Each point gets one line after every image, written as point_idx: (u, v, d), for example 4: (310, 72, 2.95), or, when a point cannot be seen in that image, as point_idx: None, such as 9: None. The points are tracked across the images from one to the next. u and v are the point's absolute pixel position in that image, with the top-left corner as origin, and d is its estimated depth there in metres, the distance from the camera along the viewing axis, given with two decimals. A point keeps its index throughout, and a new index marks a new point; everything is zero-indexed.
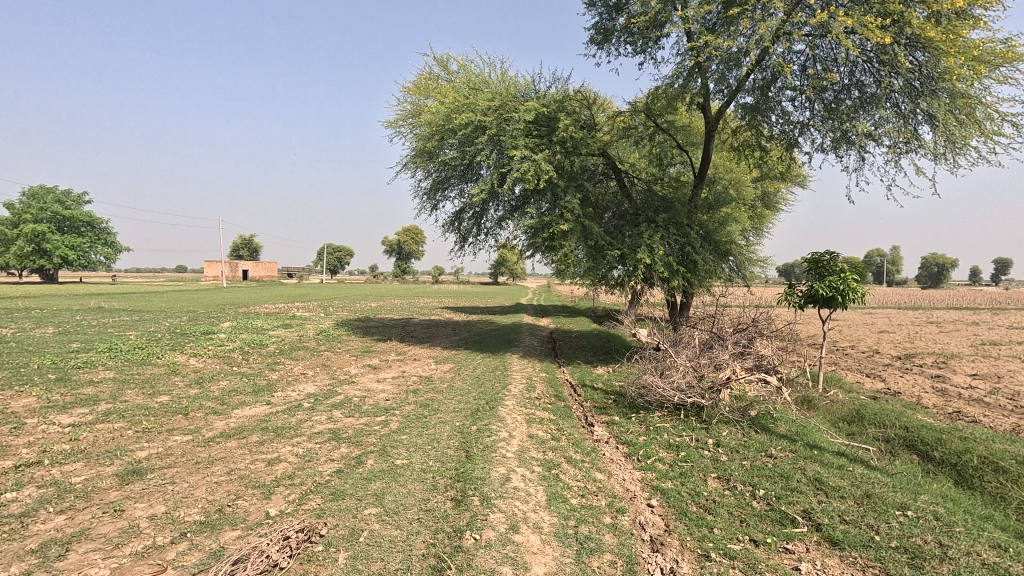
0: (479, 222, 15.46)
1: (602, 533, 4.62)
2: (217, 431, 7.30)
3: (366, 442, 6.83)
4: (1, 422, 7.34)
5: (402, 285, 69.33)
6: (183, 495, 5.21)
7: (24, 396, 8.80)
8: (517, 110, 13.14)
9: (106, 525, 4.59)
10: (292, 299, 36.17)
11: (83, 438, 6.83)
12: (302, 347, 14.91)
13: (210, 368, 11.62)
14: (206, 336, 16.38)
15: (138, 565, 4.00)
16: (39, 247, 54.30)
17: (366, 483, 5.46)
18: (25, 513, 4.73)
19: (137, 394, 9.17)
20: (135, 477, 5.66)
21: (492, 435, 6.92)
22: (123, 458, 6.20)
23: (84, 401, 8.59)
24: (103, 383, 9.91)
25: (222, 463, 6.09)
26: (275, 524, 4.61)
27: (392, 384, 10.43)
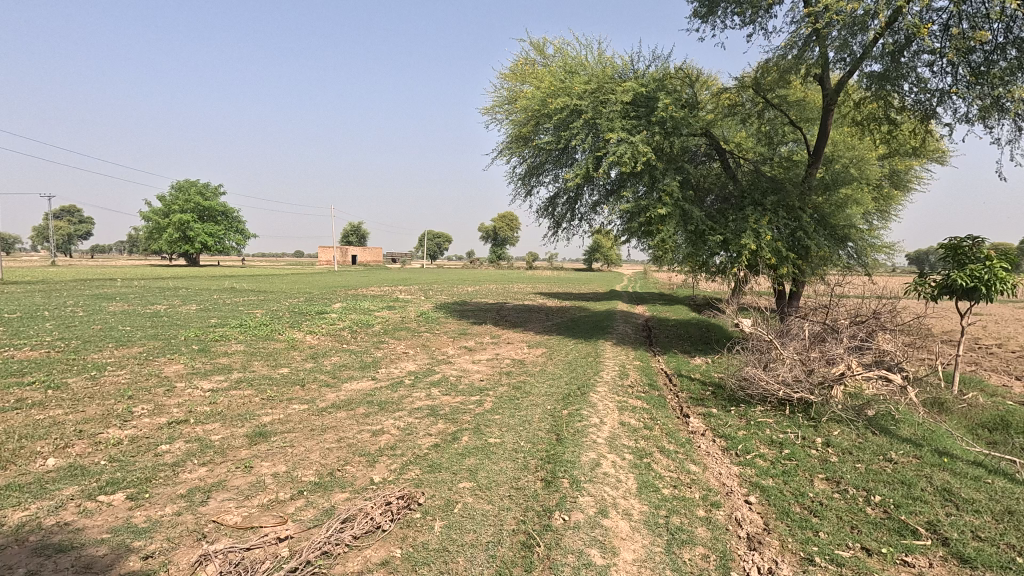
0: (574, 207, 15.38)
1: (694, 525, 4.50)
2: (329, 402, 7.99)
3: (461, 420, 7.13)
4: (158, 385, 8.54)
5: (497, 271, 70.92)
6: (300, 458, 5.76)
7: (174, 363, 10.16)
8: (614, 91, 12.79)
9: (238, 479, 5.22)
10: (395, 282, 38.31)
11: (219, 402, 7.75)
12: (404, 328, 15.83)
13: (323, 344, 12.71)
14: (320, 315, 17.82)
15: (265, 515, 4.52)
16: (184, 234, 62.06)
17: (461, 458, 5.72)
18: (176, 463, 5.51)
19: (263, 365, 10.27)
20: (261, 439, 6.34)
21: (583, 420, 6.93)
22: (251, 421, 6.98)
23: (220, 370, 9.76)
24: (236, 355, 11.17)
25: (333, 432, 6.64)
26: (379, 490, 4.97)
27: (486, 365, 10.75)
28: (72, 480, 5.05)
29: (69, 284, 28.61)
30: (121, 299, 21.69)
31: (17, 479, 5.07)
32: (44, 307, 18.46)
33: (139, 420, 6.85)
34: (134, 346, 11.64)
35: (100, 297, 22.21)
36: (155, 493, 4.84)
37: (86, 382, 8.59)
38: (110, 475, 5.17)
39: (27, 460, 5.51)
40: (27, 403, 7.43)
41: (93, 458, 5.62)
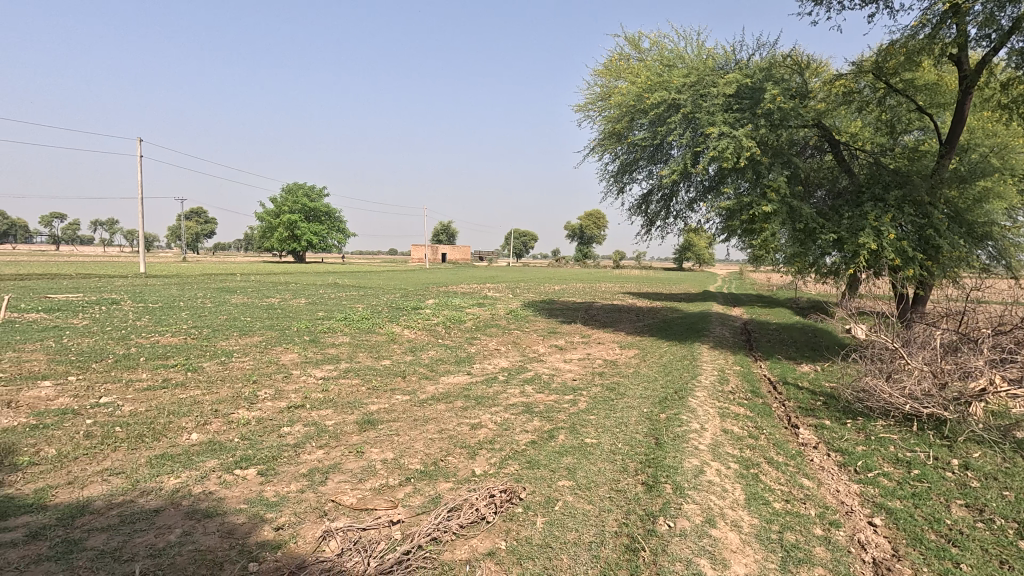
0: (668, 205, 14.93)
1: (811, 544, 4.22)
2: (429, 394, 8.35)
3: (557, 418, 7.17)
4: (277, 372, 9.35)
5: (583, 269, 70.45)
6: (406, 446, 6.07)
7: (290, 352, 11.07)
8: (715, 83, 12.26)
9: (351, 462, 5.59)
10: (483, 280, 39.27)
11: (330, 390, 8.34)
12: (495, 325, 16.16)
13: (420, 338, 13.29)
14: (416, 311, 18.62)
15: (377, 499, 4.81)
16: (293, 233, 67.34)
17: (558, 457, 5.75)
18: (297, 444, 6.01)
19: (367, 357, 10.92)
20: (369, 426, 6.74)
21: (682, 425, 6.73)
22: (360, 409, 7.45)
23: (329, 360, 10.50)
24: (342, 346, 11.96)
25: (434, 423, 6.92)
26: (481, 482, 5.12)
27: (578, 365, 10.71)
28: (213, 453, 5.67)
29: (198, 278, 32.13)
30: (242, 292, 23.96)
31: (169, 450, 5.77)
32: (180, 298, 20.82)
33: (263, 403, 7.54)
34: (255, 336, 12.81)
35: (225, 290, 24.69)
36: (281, 470, 5.30)
37: (218, 367, 9.59)
38: (243, 451, 5.74)
39: (176, 434, 6.25)
40: (173, 383, 8.43)
41: (228, 435, 6.26)
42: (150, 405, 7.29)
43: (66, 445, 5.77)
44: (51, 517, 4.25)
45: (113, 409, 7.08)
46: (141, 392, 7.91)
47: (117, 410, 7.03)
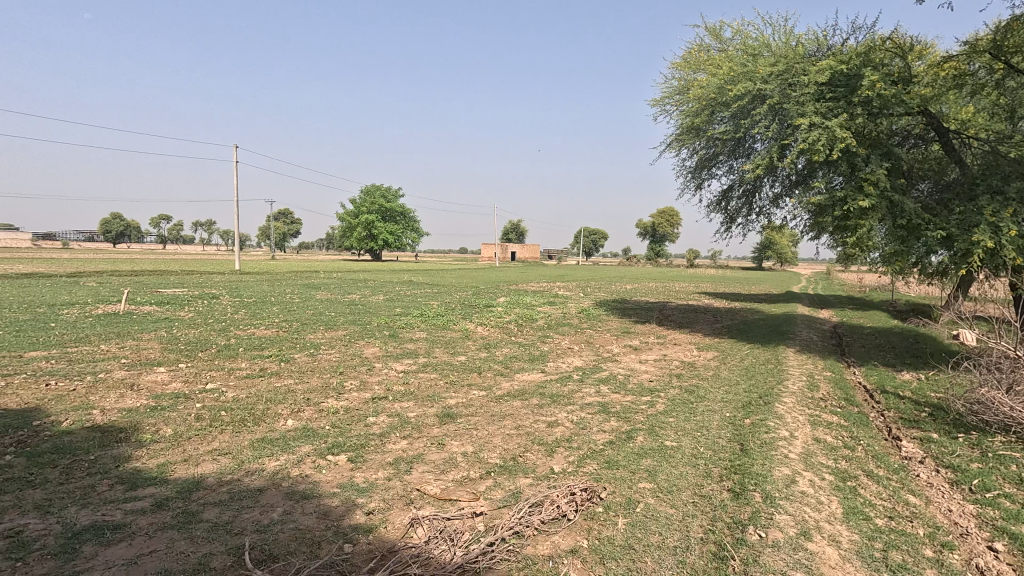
0: (751, 201, 14.26)
1: (921, 565, 3.90)
2: (504, 390, 8.47)
3: (634, 419, 7.05)
4: (361, 364, 9.82)
5: (655, 268, 68.74)
6: (485, 441, 6.19)
7: (371, 346, 11.59)
8: (806, 71, 11.57)
9: (434, 454, 5.78)
10: (553, 279, 39.30)
11: (411, 384, 8.65)
12: (567, 323, 16.11)
13: (494, 336, 13.50)
14: (488, 309, 18.90)
15: (460, 490, 4.94)
16: (370, 232, 70.36)
17: (638, 458, 5.66)
18: (383, 434, 6.28)
19: (443, 353, 11.23)
20: (449, 420, 6.94)
21: (770, 432, 6.42)
22: (439, 403, 7.67)
23: (409, 354, 10.89)
24: (420, 342, 12.36)
25: (511, 419, 7.01)
26: (561, 479, 5.14)
27: (654, 366, 10.48)
28: (307, 439, 6.04)
29: (286, 275, 34.30)
30: (325, 289, 25.34)
31: (269, 434, 6.22)
32: (271, 293, 22.35)
33: (350, 393, 7.95)
34: (339, 330, 13.51)
35: (310, 287, 26.19)
36: (369, 458, 5.58)
37: (308, 358, 10.21)
38: (334, 438, 6.08)
39: (274, 419, 6.73)
40: (268, 372, 9.06)
41: (320, 423, 6.66)
42: (250, 392, 7.87)
43: (181, 425, 6.36)
44: (172, 489, 4.70)
45: (218, 394, 7.72)
46: (242, 380, 8.58)
47: (222, 396, 7.67)
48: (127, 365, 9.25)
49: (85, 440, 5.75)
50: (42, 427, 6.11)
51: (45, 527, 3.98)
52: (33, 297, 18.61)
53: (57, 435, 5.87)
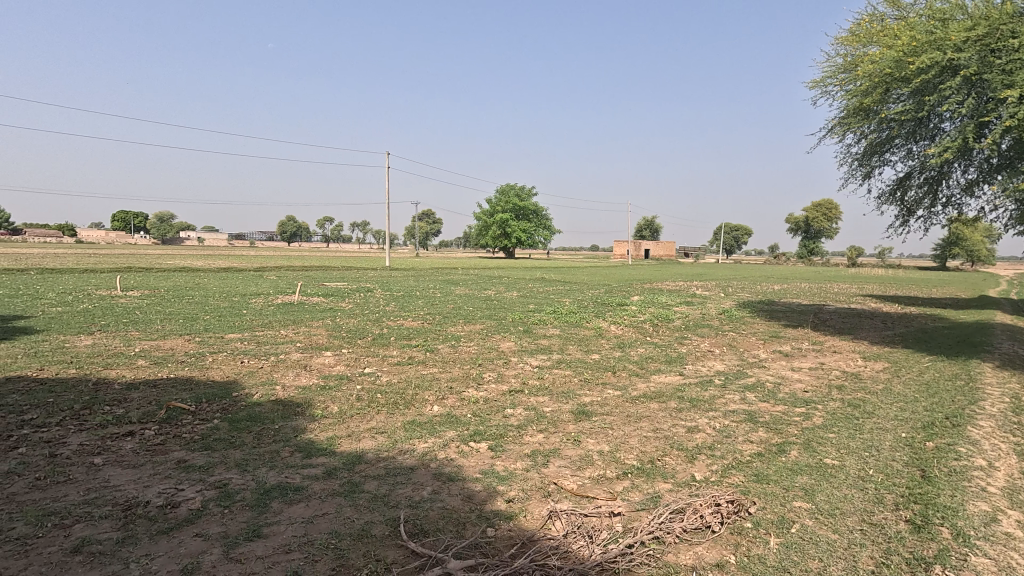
0: (936, 189, 12.30)
1: None
2: (640, 391, 8.27)
3: (787, 432, 6.47)
4: (498, 357, 10.21)
5: (808, 267, 62.32)
6: (621, 441, 6.10)
7: (507, 341, 12.00)
8: (1016, 33, 9.67)
9: (570, 450, 5.82)
10: (690, 278, 37.47)
11: (545, 379, 8.82)
12: (706, 325, 15.27)
13: (628, 335, 13.23)
14: (622, 308, 18.56)
15: (597, 488, 4.92)
16: (504, 231, 72.87)
17: (792, 474, 5.19)
18: (520, 426, 6.48)
19: (577, 350, 11.26)
20: (584, 417, 6.95)
21: (960, 459, 5.49)
22: (574, 400, 7.71)
23: (543, 350, 11.09)
24: (553, 338, 12.53)
25: (648, 421, 6.82)
26: (703, 488, 4.89)
27: (809, 375, 9.51)
28: (451, 425, 6.44)
29: (427, 271, 36.81)
30: (463, 284, 26.74)
31: (418, 417, 6.73)
32: (416, 288, 24.08)
33: (489, 385, 8.32)
34: (477, 324, 14.18)
35: (450, 282, 27.84)
36: (508, 448, 5.79)
37: (450, 349, 10.86)
38: (475, 427, 6.41)
39: (421, 404, 7.27)
40: (416, 361, 9.81)
41: (462, 411, 7.05)
42: (401, 378, 8.58)
43: (344, 404, 7.14)
44: (339, 460, 5.29)
45: (374, 378, 8.54)
46: (394, 366, 9.39)
47: (377, 380, 8.46)
48: (301, 348, 10.60)
49: (271, 411, 6.70)
50: (239, 398, 7.24)
51: (244, 483, 4.71)
52: (230, 288, 22.11)
53: (251, 405, 6.92)
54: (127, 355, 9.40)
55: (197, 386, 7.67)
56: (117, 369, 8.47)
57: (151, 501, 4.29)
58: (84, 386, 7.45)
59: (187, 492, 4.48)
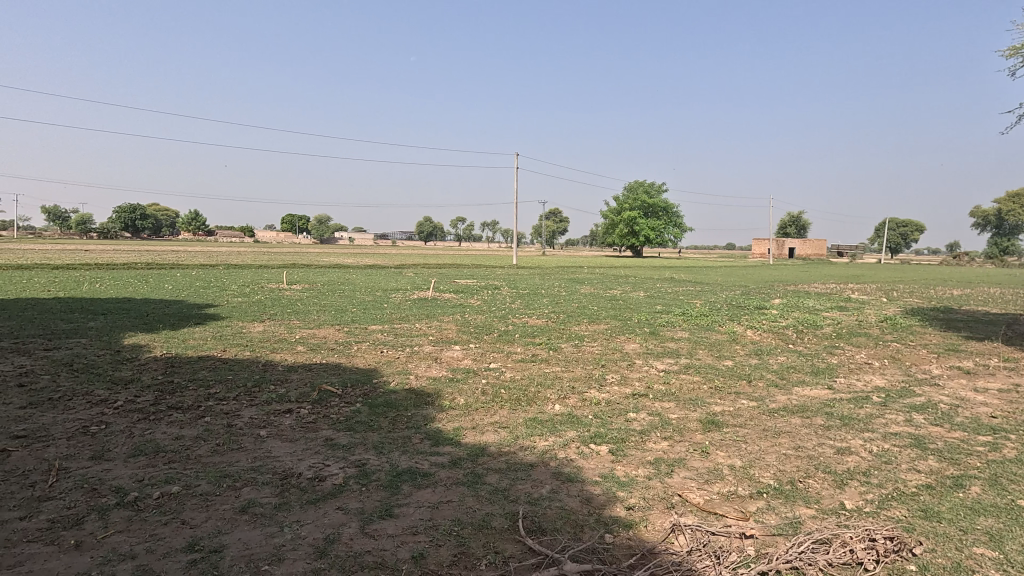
0: None
1: None
2: (780, 404, 7.55)
3: (966, 463, 5.49)
4: (622, 359, 9.97)
5: (999, 269, 52.60)
6: (756, 457, 5.62)
7: (632, 342, 11.67)
8: None
9: (697, 461, 5.49)
10: (843, 280, 33.52)
11: (672, 384, 8.42)
12: (863, 333, 13.53)
13: (767, 341, 12.17)
14: (760, 311, 17.12)
15: (726, 506, 4.57)
16: (632, 229, 71.23)
17: (972, 514, 4.39)
18: (644, 432, 6.25)
19: (708, 355, 10.59)
20: (714, 427, 6.51)
21: None
22: (703, 408, 7.26)
23: (671, 354, 10.60)
24: (682, 341, 11.92)
25: (789, 438, 6.20)
26: (854, 519, 4.32)
27: (998, 398, 7.97)
28: (572, 425, 6.41)
29: (553, 270, 37.16)
30: (588, 283, 26.51)
31: (539, 415, 6.80)
32: (543, 287, 24.34)
33: (611, 387, 8.15)
34: (601, 323, 13.97)
35: (575, 282, 27.71)
36: (629, 453, 5.62)
37: (573, 348, 10.82)
38: (597, 429, 6.30)
39: (543, 402, 7.33)
40: (539, 359, 9.92)
41: (583, 411, 6.98)
42: (524, 375, 8.73)
43: (470, 397, 7.44)
44: (463, 451, 5.52)
45: (499, 374, 8.79)
46: (518, 363, 9.59)
47: (501, 375, 8.70)
48: (433, 341, 11.26)
49: (405, 399, 7.20)
50: (378, 384, 7.89)
51: (379, 464, 5.10)
52: (374, 284, 24.18)
53: (388, 392, 7.50)
54: (289, 341, 10.71)
55: (344, 371, 8.50)
56: (281, 353, 9.69)
57: (303, 473, 4.82)
58: (256, 366, 8.63)
59: (332, 467, 4.97)
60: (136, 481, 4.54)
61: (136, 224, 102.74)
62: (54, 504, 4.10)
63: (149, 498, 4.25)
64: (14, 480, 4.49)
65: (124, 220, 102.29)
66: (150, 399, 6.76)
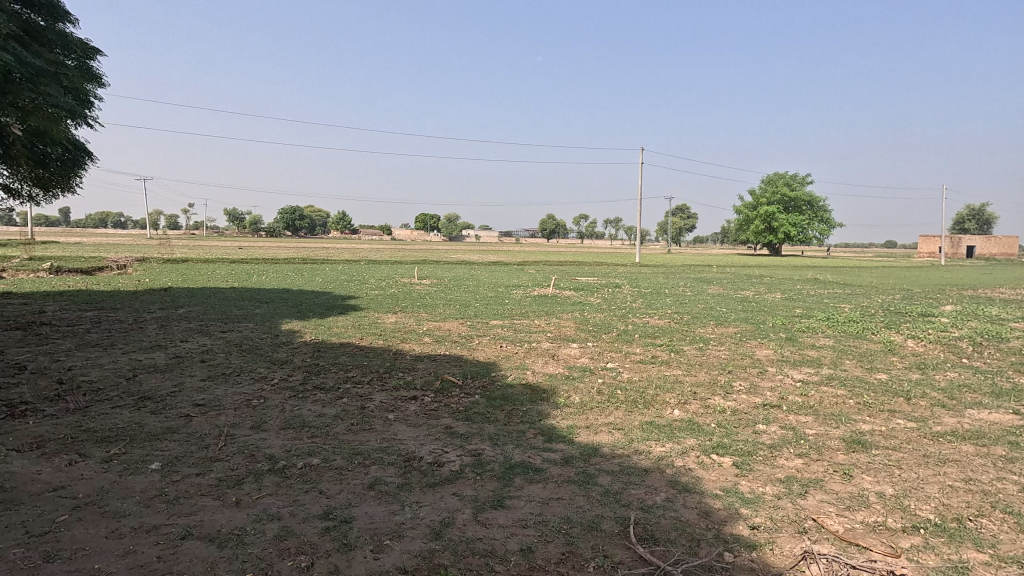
0: None
1: None
2: (947, 427, 6.50)
3: None
4: (753, 366, 9.25)
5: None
6: (912, 486, 4.90)
7: (764, 348, 10.76)
8: None
9: (837, 484, 4.92)
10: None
11: (810, 396, 7.64)
12: None
13: (932, 354, 10.54)
14: (926, 319, 14.86)
15: (872, 538, 4.04)
16: (769, 225, 65.92)
17: None
18: (774, 446, 5.74)
19: (856, 366, 9.43)
20: (860, 448, 5.79)
21: None
22: (847, 425, 6.49)
23: (810, 362, 9.61)
24: (824, 350, 10.74)
25: (957, 468, 5.31)
26: None
27: None
28: (693, 433, 6.08)
29: (679, 267, 35.67)
30: (717, 283, 24.94)
31: (657, 419, 6.54)
32: (667, 286, 23.39)
33: (739, 395, 7.59)
34: (730, 327, 13.08)
35: (703, 281, 26.26)
36: (756, 468, 5.19)
37: (696, 352, 10.26)
38: (719, 438, 5.92)
39: (662, 406, 7.05)
40: (659, 361, 9.55)
41: (705, 419, 6.59)
42: (642, 377, 8.46)
43: (585, 396, 7.38)
44: (576, 450, 5.49)
45: (616, 374, 8.61)
46: (636, 364, 9.32)
47: (618, 376, 8.51)
48: (550, 338, 11.35)
49: (521, 394, 7.34)
50: (496, 378, 8.13)
51: (494, 455, 5.26)
52: (497, 280, 24.95)
53: (505, 386, 7.70)
54: (418, 332, 11.44)
55: (465, 363, 8.88)
56: (410, 343, 10.38)
57: (424, 457, 5.13)
58: (388, 354, 9.34)
59: (451, 454, 5.23)
60: (284, 450, 5.15)
61: (295, 224, 116.31)
62: (222, 465, 4.79)
63: (294, 467, 4.79)
64: (194, 441, 5.32)
65: (286, 220, 116.59)
66: (299, 378, 7.64)
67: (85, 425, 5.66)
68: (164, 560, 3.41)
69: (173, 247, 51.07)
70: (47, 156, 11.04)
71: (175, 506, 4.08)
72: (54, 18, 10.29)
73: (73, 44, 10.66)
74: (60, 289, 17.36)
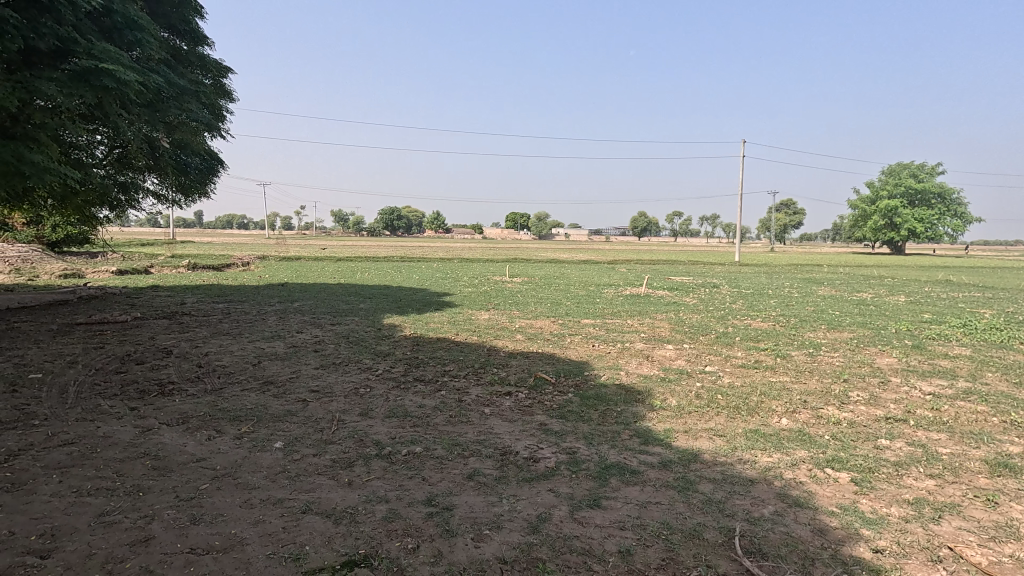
0: None
1: None
2: None
3: None
4: (872, 375, 8.45)
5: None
6: None
7: (886, 356, 9.78)
8: None
9: (978, 511, 4.37)
10: None
11: (943, 410, 6.84)
12: None
13: None
14: None
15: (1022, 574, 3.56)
16: (891, 220, 60.07)
17: None
18: (899, 464, 5.21)
19: (1001, 380, 8.29)
20: (1008, 472, 5.09)
21: None
22: (990, 446, 5.73)
23: (942, 374, 8.58)
24: (959, 360, 9.56)
25: None
26: None
27: None
28: (804, 444, 5.67)
29: (784, 267, 33.63)
30: (829, 284, 23.06)
31: (762, 427, 6.17)
32: (771, 287, 22.03)
33: (856, 406, 6.96)
34: (845, 331, 12.04)
35: (813, 282, 24.43)
36: (878, 486, 4.75)
37: (805, 357, 9.56)
38: (835, 452, 5.47)
39: (767, 414, 6.63)
40: (763, 366, 9.00)
41: (817, 430, 6.13)
42: (745, 382, 8.02)
43: (683, 399, 7.13)
44: (675, 454, 5.32)
45: (715, 378, 8.24)
46: (737, 368, 8.86)
47: (718, 380, 8.13)
48: (644, 338, 11.08)
49: (615, 394, 7.23)
50: (590, 377, 8.07)
51: (589, 454, 5.23)
52: (590, 278, 24.78)
53: (598, 386, 7.62)
54: (510, 329, 11.64)
55: (558, 362, 8.91)
56: (503, 340, 10.58)
57: (520, 452, 5.21)
58: (482, 350, 9.60)
59: (546, 451, 5.27)
60: (390, 437, 5.45)
61: (394, 224, 122.64)
62: (335, 447, 5.18)
63: (399, 453, 5.07)
64: (311, 424, 5.79)
65: (386, 220, 123.65)
66: (400, 370, 8.07)
67: (220, 404, 6.36)
68: (289, 531, 3.74)
69: (290, 245, 56.04)
70: (188, 165, 12.51)
71: (296, 482, 4.47)
72: (196, 42, 11.61)
73: (209, 65, 11.97)
74: (196, 283, 19.54)
